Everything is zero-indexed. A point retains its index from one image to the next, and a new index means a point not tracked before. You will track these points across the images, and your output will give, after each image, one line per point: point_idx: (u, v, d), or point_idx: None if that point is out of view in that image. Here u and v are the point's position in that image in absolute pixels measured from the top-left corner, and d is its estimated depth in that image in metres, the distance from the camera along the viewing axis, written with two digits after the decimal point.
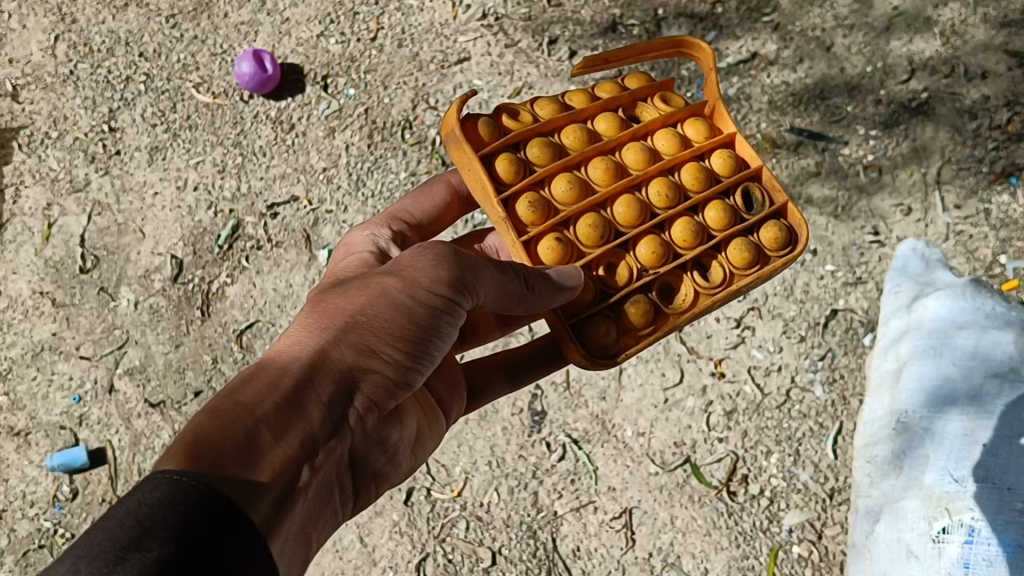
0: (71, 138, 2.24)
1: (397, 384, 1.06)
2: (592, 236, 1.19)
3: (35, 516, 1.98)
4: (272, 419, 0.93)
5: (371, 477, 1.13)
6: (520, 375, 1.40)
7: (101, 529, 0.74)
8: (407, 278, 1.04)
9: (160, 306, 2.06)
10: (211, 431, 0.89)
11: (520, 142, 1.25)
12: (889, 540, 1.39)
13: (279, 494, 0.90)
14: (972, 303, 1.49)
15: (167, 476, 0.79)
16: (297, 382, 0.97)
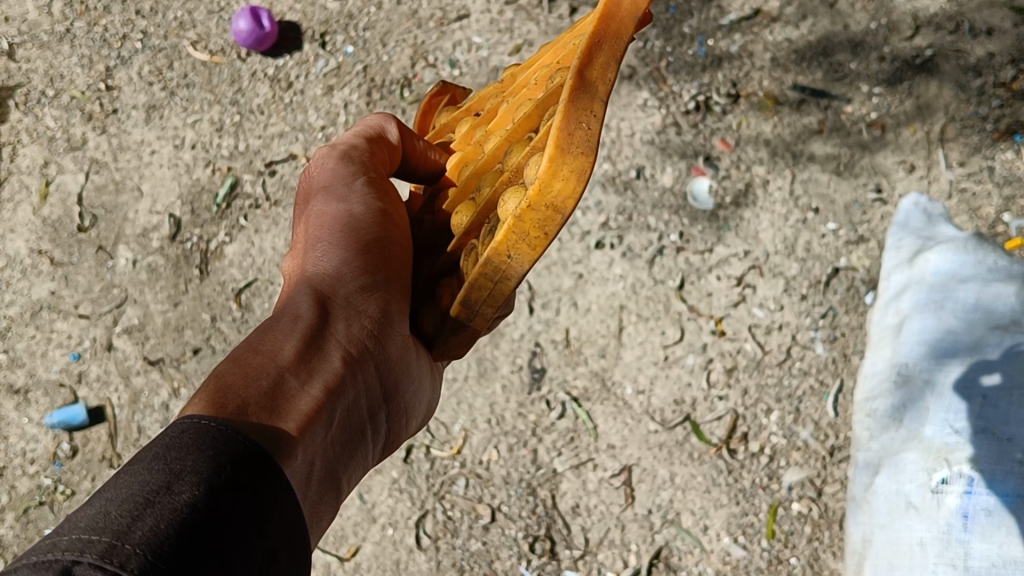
0: (67, 96, 2.21)
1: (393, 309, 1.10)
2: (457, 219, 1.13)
3: (35, 473, 1.98)
4: (294, 366, 0.97)
5: (397, 412, 1.15)
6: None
7: (132, 471, 0.74)
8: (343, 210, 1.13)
9: (159, 265, 2.05)
10: (234, 380, 0.91)
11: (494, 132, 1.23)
12: (888, 492, 1.36)
13: (309, 443, 0.90)
14: (975, 256, 1.45)
15: (194, 421, 0.80)
16: (310, 325, 1.02)
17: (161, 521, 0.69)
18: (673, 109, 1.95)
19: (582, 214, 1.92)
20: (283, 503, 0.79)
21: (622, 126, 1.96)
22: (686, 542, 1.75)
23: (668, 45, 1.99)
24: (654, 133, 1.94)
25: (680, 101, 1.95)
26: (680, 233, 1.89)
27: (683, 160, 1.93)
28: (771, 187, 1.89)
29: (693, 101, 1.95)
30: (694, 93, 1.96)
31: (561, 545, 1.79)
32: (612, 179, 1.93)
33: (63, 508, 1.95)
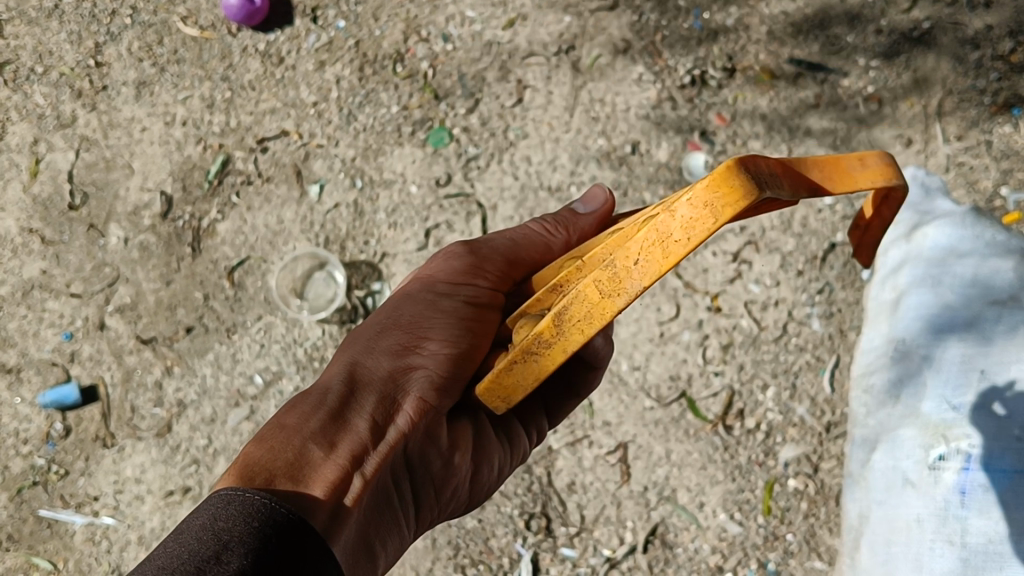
0: (56, 73, 2.19)
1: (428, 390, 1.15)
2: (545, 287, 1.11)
3: (28, 453, 1.95)
4: (318, 436, 1.06)
5: (430, 486, 1.20)
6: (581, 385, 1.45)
7: (185, 542, 0.84)
8: (425, 278, 1.31)
9: (150, 243, 2.03)
10: (263, 446, 1.04)
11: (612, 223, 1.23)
12: (885, 468, 1.36)
13: (336, 507, 0.99)
14: (973, 231, 1.44)
15: (234, 494, 0.89)
16: (344, 394, 1.12)
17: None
18: (668, 83, 1.95)
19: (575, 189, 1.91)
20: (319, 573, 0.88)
21: (617, 101, 1.95)
22: (682, 518, 1.74)
23: (663, 18, 1.98)
24: (650, 108, 1.94)
25: (675, 75, 1.95)
26: None
27: (679, 135, 1.92)
28: None
29: (689, 75, 1.94)
30: (689, 67, 1.95)
31: (557, 522, 1.77)
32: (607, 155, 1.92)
33: (57, 488, 1.93)
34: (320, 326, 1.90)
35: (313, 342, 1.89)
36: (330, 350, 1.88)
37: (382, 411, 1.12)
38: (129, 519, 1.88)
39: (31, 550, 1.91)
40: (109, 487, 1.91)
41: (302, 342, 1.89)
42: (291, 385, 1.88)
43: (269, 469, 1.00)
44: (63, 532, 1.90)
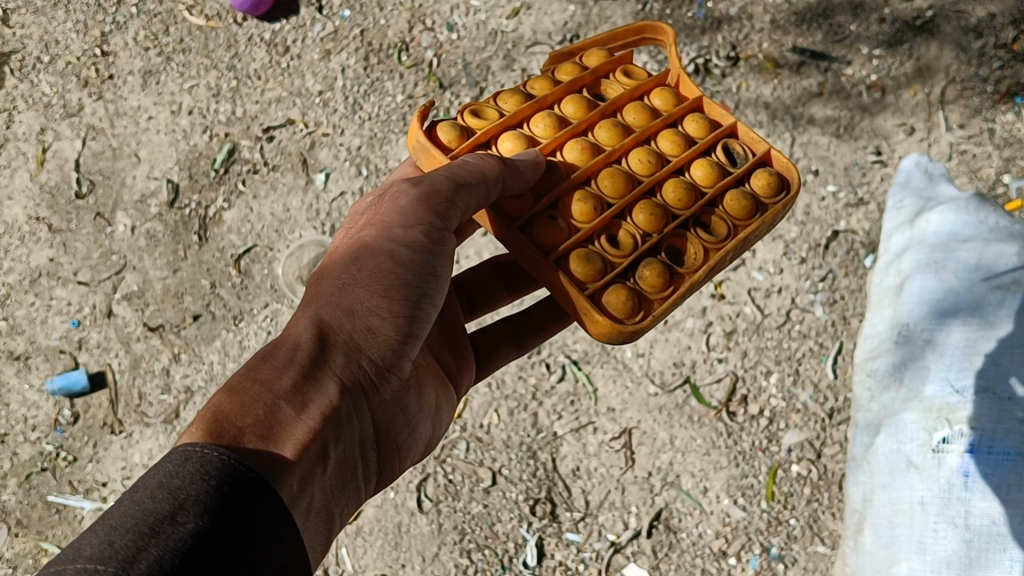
0: (63, 62, 2.22)
1: (403, 341, 1.07)
2: (586, 210, 1.14)
3: (37, 440, 1.96)
4: (290, 394, 0.95)
5: (394, 453, 1.13)
6: (526, 339, 1.40)
7: (135, 498, 0.76)
8: (381, 224, 1.09)
9: (157, 231, 2.04)
10: (228, 408, 0.91)
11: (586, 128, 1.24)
12: (888, 452, 1.37)
13: (305, 471, 0.90)
14: (976, 217, 1.45)
15: (196, 450, 0.80)
16: (311, 355, 1.00)
17: (167, 551, 0.71)
18: None
19: None
20: (285, 533, 0.80)
21: None
22: (686, 504, 1.74)
23: (667, 7, 2.02)
24: None
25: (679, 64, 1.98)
26: None
27: None
28: None
29: (693, 63, 1.98)
30: (693, 56, 1.99)
31: (561, 507, 1.78)
32: None
33: (65, 474, 1.92)
34: None
35: None
36: None
37: (352, 369, 1.02)
38: None
39: (40, 535, 1.89)
40: (117, 473, 1.90)
41: None
42: None
43: (239, 428, 0.89)
44: (72, 518, 1.89)
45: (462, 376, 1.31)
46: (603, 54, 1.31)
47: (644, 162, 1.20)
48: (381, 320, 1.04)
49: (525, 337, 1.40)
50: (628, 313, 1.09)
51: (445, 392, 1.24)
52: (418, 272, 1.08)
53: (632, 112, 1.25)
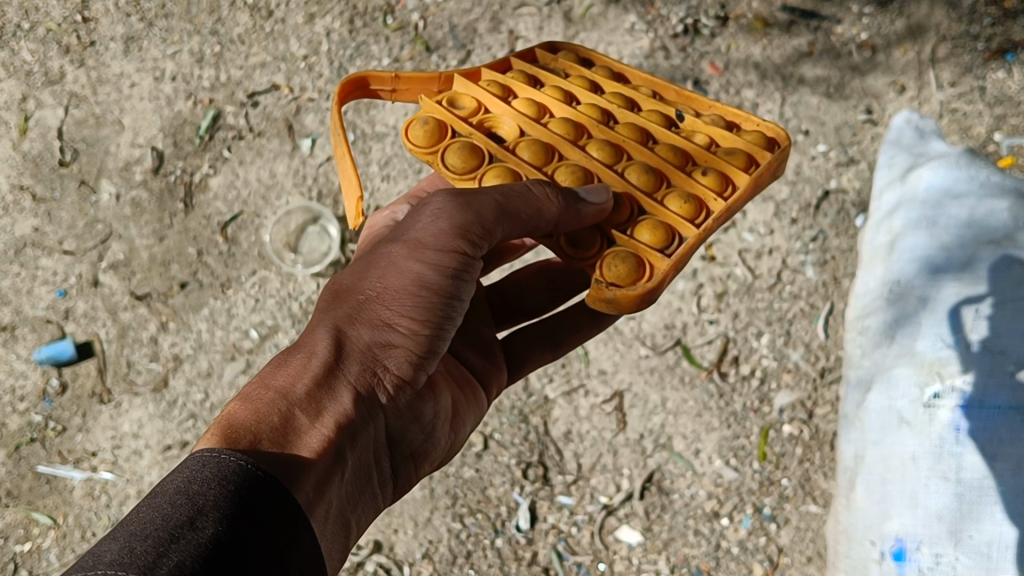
0: (43, 29, 2.19)
1: (423, 354, 1.02)
2: (651, 174, 1.18)
3: (25, 410, 1.93)
4: (305, 402, 0.91)
5: (410, 458, 1.10)
6: (562, 338, 1.38)
7: (155, 506, 0.73)
8: (412, 242, 1.02)
9: (142, 199, 2.02)
10: (244, 416, 0.87)
11: (552, 151, 1.22)
12: (881, 408, 1.37)
13: (323, 476, 0.87)
14: (967, 172, 1.44)
15: (213, 455, 0.79)
16: (327, 363, 0.95)
17: (187, 556, 0.68)
18: (660, 33, 1.97)
19: None
20: (302, 538, 0.78)
21: (609, 51, 1.97)
22: (678, 465, 1.74)
23: None
24: (643, 57, 1.96)
25: (667, 25, 1.98)
26: None
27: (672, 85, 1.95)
28: (761, 110, 1.90)
29: (681, 24, 1.98)
30: (682, 16, 1.98)
31: (553, 471, 1.77)
32: None
33: (54, 444, 1.90)
34: (315, 280, 1.89)
35: (308, 296, 1.89)
36: None
37: (366, 378, 0.97)
38: (129, 473, 1.85)
39: (31, 506, 1.87)
40: (107, 442, 1.88)
41: (297, 296, 1.89)
42: (287, 339, 1.87)
43: (253, 433, 0.85)
44: (62, 488, 1.87)
45: (495, 378, 1.30)
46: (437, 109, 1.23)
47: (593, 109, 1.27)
48: (397, 335, 0.99)
49: (562, 340, 1.38)
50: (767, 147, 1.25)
51: (473, 393, 1.23)
52: (445, 292, 1.02)
53: (525, 110, 1.26)
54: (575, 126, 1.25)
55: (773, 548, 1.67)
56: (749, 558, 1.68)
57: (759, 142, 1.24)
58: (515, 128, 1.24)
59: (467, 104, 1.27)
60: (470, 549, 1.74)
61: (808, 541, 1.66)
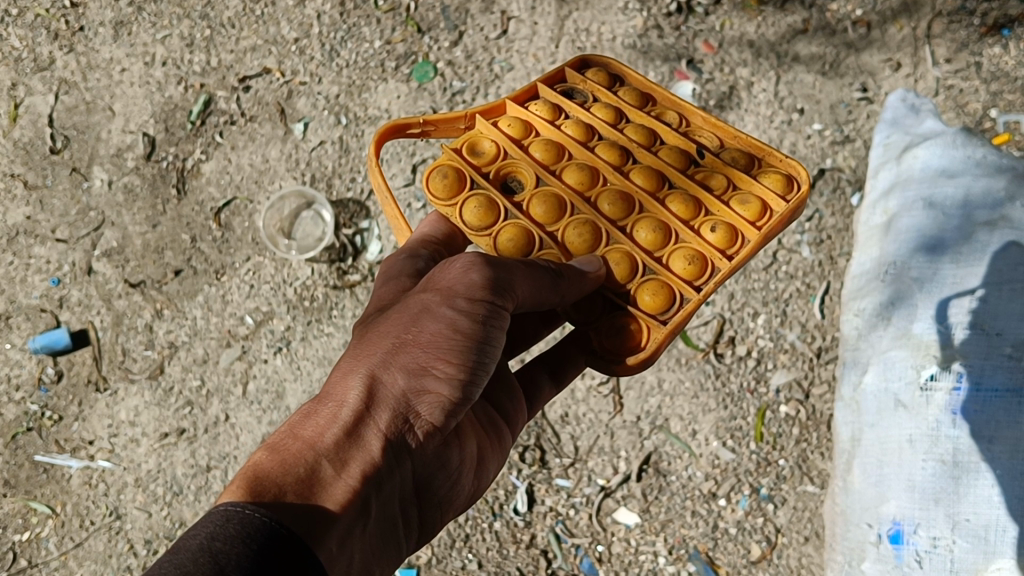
0: (32, 15, 2.18)
1: (460, 404, 0.97)
2: (655, 239, 1.21)
3: (21, 399, 1.93)
4: (333, 452, 0.89)
5: (437, 507, 1.05)
6: (564, 373, 1.24)
7: (173, 560, 0.70)
8: (444, 290, 0.99)
9: (135, 185, 2.02)
10: (271, 468, 0.86)
11: (566, 200, 1.24)
12: (877, 391, 1.37)
13: (346, 531, 0.85)
14: (964, 152, 1.44)
15: (237, 509, 0.76)
16: (357, 413, 0.92)
17: None
18: (654, 12, 1.96)
19: None
20: None
21: (602, 31, 1.96)
22: (675, 447, 1.74)
23: None
24: (636, 37, 1.95)
25: (661, 4, 1.96)
26: None
27: (666, 64, 1.93)
28: (755, 89, 1.89)
29: (675, 2, 1.96)
30: None
31: (551, 454, 1.78)
32: None
33: (51, 433, 1.90)
34: (309, 266, 1.89)
35: (303, 282, 1.88)
36: (320, 289, 1.87)
37: (399, 426, 0.94)
38: (126, 461, 1.86)
39: (29, 495, 1.88)
40: (104, 431, 1.88)
41: (291, 281, 1.88)
42: (283, 325, 1.87)
43: (279, 488, 0.83)
44: (60, 477, 1.87)
45: (517, 417, 1.20)
46: (456, 160, 1.26)
47: (612, 151, 1.28)
48: (436, 382, 0.94)
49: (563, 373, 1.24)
50: (784, 192, 1.24)
51: (499, 439, 1.15)
52: (481, 341, 0.97)
53: (540, 154, 1.28)
54: (591, 175, 1.27)
55: (770, 528, 1.68)
56: (746, 538, 1.68)
57: (773, 198, 1.23)
58: (531, 175, 1.27)
59: (489, 146, 1.30)
60: (469, 533, 1.75)
61: (805, 520, 1.66)
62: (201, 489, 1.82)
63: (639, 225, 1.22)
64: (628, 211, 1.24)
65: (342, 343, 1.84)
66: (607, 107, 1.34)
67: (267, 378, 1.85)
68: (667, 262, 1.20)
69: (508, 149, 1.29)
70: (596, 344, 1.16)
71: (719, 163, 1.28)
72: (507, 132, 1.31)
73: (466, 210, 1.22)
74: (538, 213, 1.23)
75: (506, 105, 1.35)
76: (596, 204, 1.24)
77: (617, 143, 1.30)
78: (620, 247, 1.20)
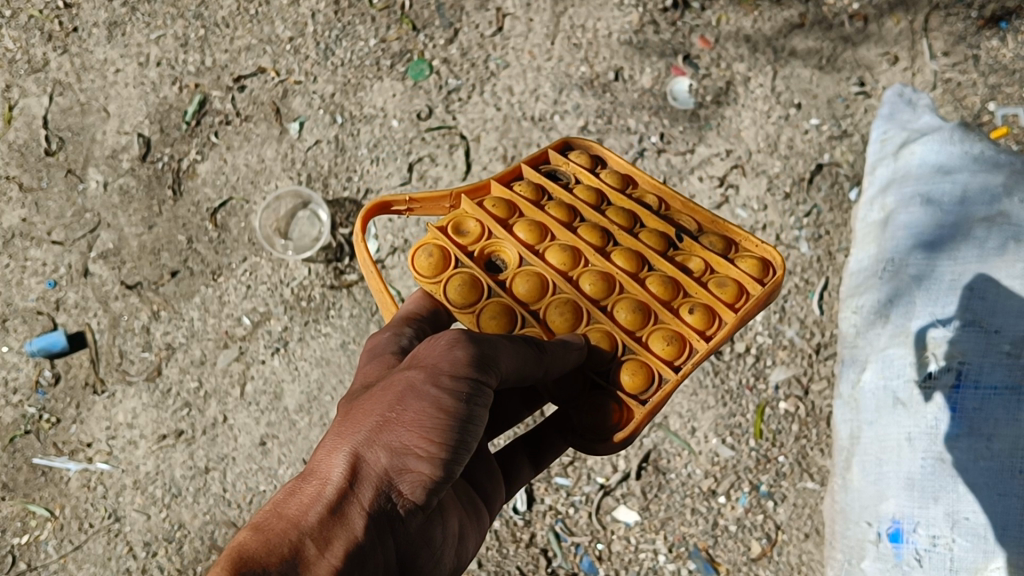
0: (25, 16, 2.18)
1: (448, 484, 0.86)
2: (635, 319, 1.18)
3: (19, 402, 1.92)
4: (318, 535, 0.77)
5: None
6: (554, 442, 1.25)
7: None
8: (428, 365, 0.88)
9: (130, 187, 2.01)
10: (251, 550, 0.74)
11: (549, 279, 1.21)
12: (876, 388, 1.36)
13: None
14: (961, 147, 1.43)
15: None
16: (341, 492, 0.81)
17: None
18: (650, 7, 1.96)
19: (560, 118, 1.90)
20: None
21: (598, 27, 1.95)
22: (674, 445, 1.74)
23: None
24: (632, 33, 1.94)
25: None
26: (661, 134, 1.87)
27: (662, 60, 1.92)
28: (752, 84, 1.89)
29: None
30: None
31: None
32: (590, 83, 1.92)
33: (49, 435, 1.90)
34: (307, 266, 1.88)
35: (300, 282, 1.87)
36: (317, 289, 1.87)
37: (383, 510, 0.82)
38: (124, 464, 1.85)
39: (28, 498, 1.87)
40: (102, 433, 1.88)
41: (288, 282, 1.88)
42: (280, 325, 1.86)
43: (264, 570, 0.72)
44: (59, 479, 1.87)
45: (510, 482, 1.18)
46: (439, 239, 1.22)
47: (594, 233, 1.27)
48: (419, 460, 0.84)
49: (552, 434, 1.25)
50: (760, 276, 1.23)
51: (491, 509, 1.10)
52: (470, 418, 0.87)
53: (523, 234, 1.26)
54: (574, 257, 1.24)
55: (770, 524, 1.67)
56: (746, 535, 1.68)
57: (751, 284, 1.22)
58: (515, 255, 1.24)
59: (472, 220, 1.27)
60: None
61: (805, 517, 1.66)
62: (200, 490, 1.81)
63: (622, 303, 1.19)
64: (609, 292, 1.21)
65: (340, 343, 1.83)
66: (589, 191, 1.33)
67: (265, 379, 1.84)
68: (647, 341, 1.16)
69: (490, 228, 1.26)
70: (579, 423, 1.10)
71: (696, 247, 1.27)
72: (490, 211, 1.28)
73: (450, 287, 1.18)
74: (523, 291, 1.19)
75: (490, 185, 1.34)
76: (578, 285, 1.21)
77: (600, 226, 1.29)
78: (600, 326, 1.17)
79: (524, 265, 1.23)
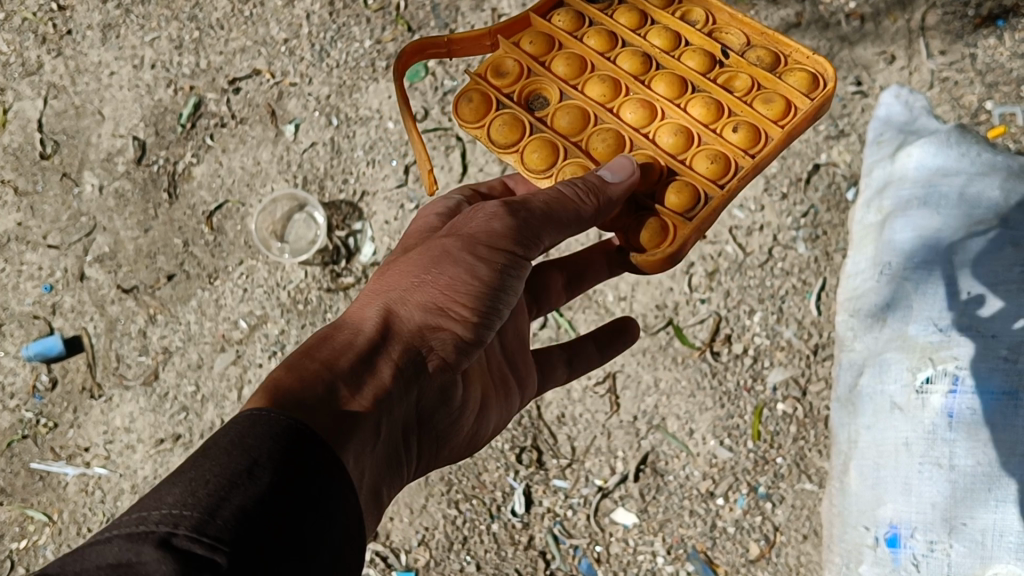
0: (19, 19, 2.17)
1: (470, 343, 1.04)
2: (680, 143, 1.26)
3: (15, 407, 1.94)
4: (349, 372, 0.93)
5: (439, 442, 1.12)
6: (578, 363, 1.43)
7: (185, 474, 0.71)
8: (465, 236, 1.04)
9: (126, 189, 2.00)
10: (289, 382, 0.89)
11: (592, 112, 1.30)
12: (872, 393, 1.36)
13: (359, 444, 0.88)
14: (958, 150, 1.42)
15: (260, 411, 0.79)
16: (375, 338, 0.99)
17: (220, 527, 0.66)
18: None
19: None
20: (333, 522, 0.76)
21: None
22: (672, 446, 1.74)
23: None
24: None
25: None
26: None
27: None
28: None
29: None
30: None
31: (547, 454, 1.77)
32: None
33: (46, 440, 1.91)
34: (303, 268, 1.88)
35: (297, 284, 1.87)
36: (314, 292, 1.87)
37: (411, 354, 1.00)
38: (122, 468, 1.86)
39: (25, 503, 1.88)
40: (99, 437, 1.88)
41: (285, 284, 1.88)
42: (277, 329, 1.86)
43: (300, 396, 0.87)
44: (57, 484, 1.88)
45: (527, 383, 1.32)
46: (479, 95, 1.31)
47: (634, 61, 1.33)
48: (450, 319, 1.02)
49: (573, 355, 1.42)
50: (808, 91, 1.25)
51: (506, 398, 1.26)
52: (496, 289, 1.03)
53: (563, 66, 1.33)
54: (617, 85, 1.32)
55: (768, 526, 1.67)
56: (745, 537, 1.68)
57: (804, 99, 1.24)
58: (556, 91, 1.32)
59: (517, 46, 1.35)
60: (467, 534, 1.76)
61: (803, 519, 1.66)
62: None
63: (670, 149, 1.26)
64: (650, 121, 1.29)
65: None
66: (634, 11, 1.37)
67: (262, 383, 1.84)
68: (690, 163, 1.24)
69: (534, 55, 1.34)
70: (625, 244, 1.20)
71: (742, 64, 1.30)
72: (530, 49, 1.35)
73: (493, 131, 1.28)
74: (564, 122, 1.29)
75: (530, 16, 1.38)
76: (624, 120, 1.29)
77: (640, 50, 1.34)
78: (643, 153, 1.26)
79: (566, 94, 1.32)
